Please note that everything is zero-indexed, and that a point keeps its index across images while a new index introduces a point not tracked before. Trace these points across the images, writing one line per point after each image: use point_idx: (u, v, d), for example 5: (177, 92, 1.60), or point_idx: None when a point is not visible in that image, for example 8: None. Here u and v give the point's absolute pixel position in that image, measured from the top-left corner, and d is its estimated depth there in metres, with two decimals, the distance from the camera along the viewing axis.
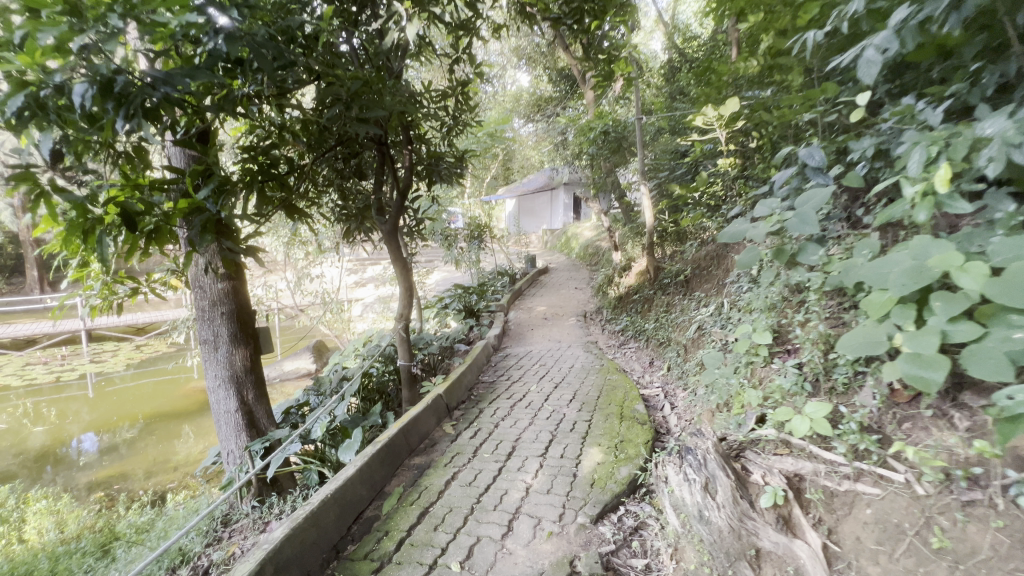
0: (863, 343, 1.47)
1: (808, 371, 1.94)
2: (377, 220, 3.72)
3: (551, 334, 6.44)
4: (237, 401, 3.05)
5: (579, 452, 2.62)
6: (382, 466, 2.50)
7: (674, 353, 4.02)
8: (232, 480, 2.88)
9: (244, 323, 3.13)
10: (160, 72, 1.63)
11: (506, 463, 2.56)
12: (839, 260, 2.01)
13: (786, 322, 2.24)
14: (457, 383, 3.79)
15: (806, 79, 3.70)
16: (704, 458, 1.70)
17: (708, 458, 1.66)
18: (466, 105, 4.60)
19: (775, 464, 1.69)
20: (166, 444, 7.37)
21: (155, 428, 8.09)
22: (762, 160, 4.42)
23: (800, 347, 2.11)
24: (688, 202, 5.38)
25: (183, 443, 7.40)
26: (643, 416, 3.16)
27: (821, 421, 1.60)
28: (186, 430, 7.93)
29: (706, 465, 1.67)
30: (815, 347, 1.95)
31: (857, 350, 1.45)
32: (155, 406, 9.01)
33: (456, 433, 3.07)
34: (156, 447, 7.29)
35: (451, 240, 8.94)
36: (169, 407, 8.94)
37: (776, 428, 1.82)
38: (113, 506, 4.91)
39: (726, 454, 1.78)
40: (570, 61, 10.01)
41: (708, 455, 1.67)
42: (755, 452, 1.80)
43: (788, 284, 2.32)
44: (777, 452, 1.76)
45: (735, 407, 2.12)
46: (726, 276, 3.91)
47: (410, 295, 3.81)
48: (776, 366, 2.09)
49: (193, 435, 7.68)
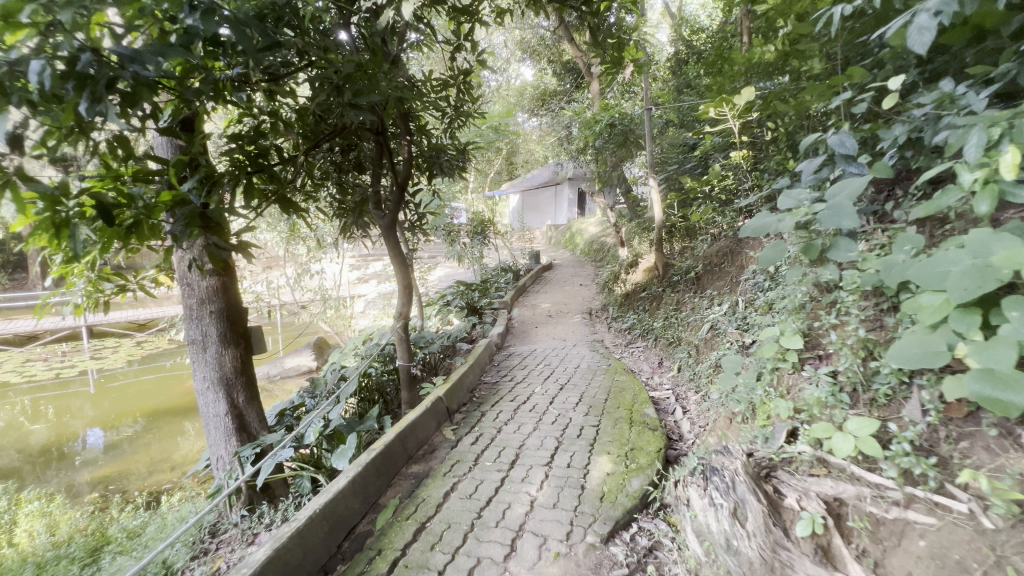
0: (917, 352, 1.30)
1: (843, 380, 1.77)
2: (375, 214, 3.55)
3: (556, 332, 6.26)
4: (227, 405, 2.90)
5: (586, 461, 2.46)
6: (377, 475, 2.35)
7: (686, 353, 3.85)
8: (220, 488, 2.74)
9: (235, 323, 2.98)
10: (126, 49, 1.44)
11: (509, 473, 2.41)
12: (876, 257, 1.84)
13: (814, 325, 2.08)
14: (458, 385, 3.63)
15: (827, 66, 3.50)
16: (733, 481, 1.57)
17: (738, 481, 1.54)
18: (468, 95, 4.42)
19: (811, 488, 1.55)
20: (167, 441, 7.29)
21: (157, 425, 8.02)
22: (778, 152, 4.23)
23: (832, 353, 1.95)
24: (698, 196, 5.20)
25: (183, 442, 7.30)
26: (653, 421, 2.99)
27: (867, 440, 1.43)
28: (185, 428, 7.83)
29: (736, 489, 1.54)
30: (851, 354, 1.78)
31: (911, 362, 1.28)
32: (155, 403, 8.92)
33: (456, 439, 2.92)
34: (157, 444, 7.22)
35: (454, 236, 8.78)
36: (169, 405, 8.84)
37: (810, 446, 1.67)
38: (107, 508, 4.79)
39: (757, 476, 1.65)
40: (576, 53, 9.82)
41: (737, 478, 1.55)
42: (789, 473, 1.66)
43: (816, 283, 2.15)
44: (813, 473, 1.60)
45: (760, 418, 1.96)
46: (740, 273, 3.74)
47: (409, 293, 3.65)
48: (807, 373, 1.92)
49: (195, 432, 7.59)
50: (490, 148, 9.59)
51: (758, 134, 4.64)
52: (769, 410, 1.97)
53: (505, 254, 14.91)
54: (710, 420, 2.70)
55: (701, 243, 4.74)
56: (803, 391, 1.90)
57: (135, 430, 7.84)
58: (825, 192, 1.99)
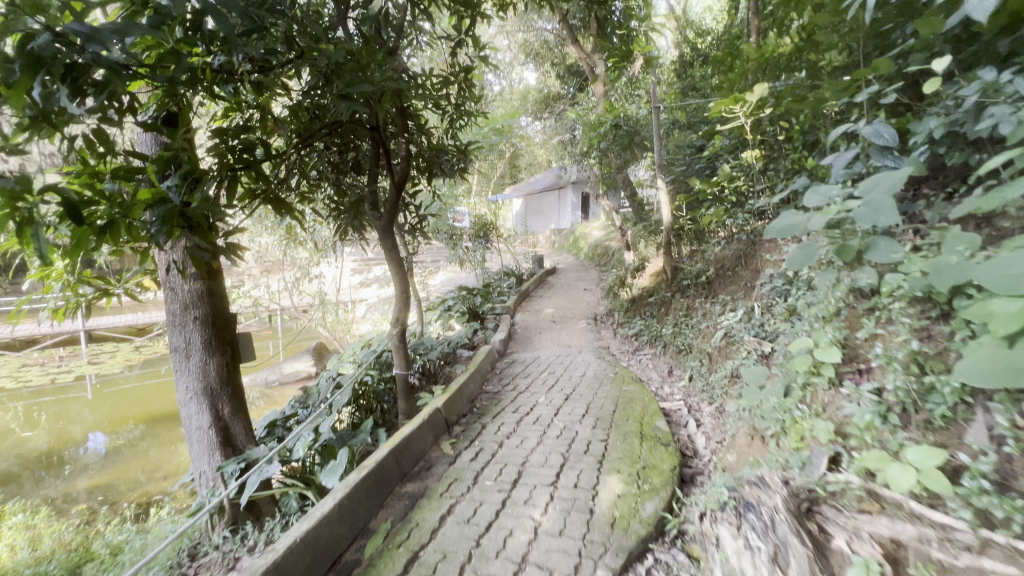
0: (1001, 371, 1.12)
1: (890, 398, 1.59)
2: (371, 215, 3.39)
3: (560, 338, 6.07)
4: (211, 417, 2.73)
5: (595, 481, 2.26)
6: (368, 496, 2.17)
7: (697, 362, 3.66)
8: (201, 506, 2.56)
9: (221, 329, 2.81)
10: (83, 26, 1.25)
11: (511, 493, 2.22)
12: (922, 259, 1.66)
13: (851, 335, 1.89)
14: (457, 395, 3.45)
15: (846, 60, 3.33)
16: (772, 520, 1.42)
17: (777, 521, 1.39)
18: (469, 93, 4.27)
19: (862, 527, 1.36)
20: (163, 448, 7.14)
21: (154, 430, 7.87)
22: (793, 152, 4.05)
23: (874, 367, 1.76)
24: (707, 198, 5.03)
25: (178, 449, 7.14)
26: (666, 435, 2.79)
27: (931, 473, 1.24)
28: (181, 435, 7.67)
29: (775, 530, 1.39)
30: (898, 368, 1.60)
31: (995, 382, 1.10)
32: (152, 409, 8.77)
33: (455, 454, 2.73)
34: (153, 451, 7.06)
35: (456, 240, 8.63)
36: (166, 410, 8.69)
37: (859, 477, 1.49)
38: (94, 521, 4.61)
39: (800, 513, 1.47)
40: (579, 56, 9.72)
41: (777, 517, 1.40)
42: (834, 507, 1.46)
43: (851, 288, 1.96)
44: (863, 509, 1.41)
45: (793, 439, 1.77)
46: (755, 277, 3.55)
47: (406, 298, 3.48)
48: (846, 390, 1.74)
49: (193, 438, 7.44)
50: (492, 151, 9.45)
51: (770, 134, 4.46)
52: (803, 430, 1.78)
53: (508, 258, 14.76)
54: (728, 436, 2.51)
55: (711, 247, 4.56)
56: (843, 410, 1.72)
57: (130, 436, 7.69)
58: (859, 186, 1.80)
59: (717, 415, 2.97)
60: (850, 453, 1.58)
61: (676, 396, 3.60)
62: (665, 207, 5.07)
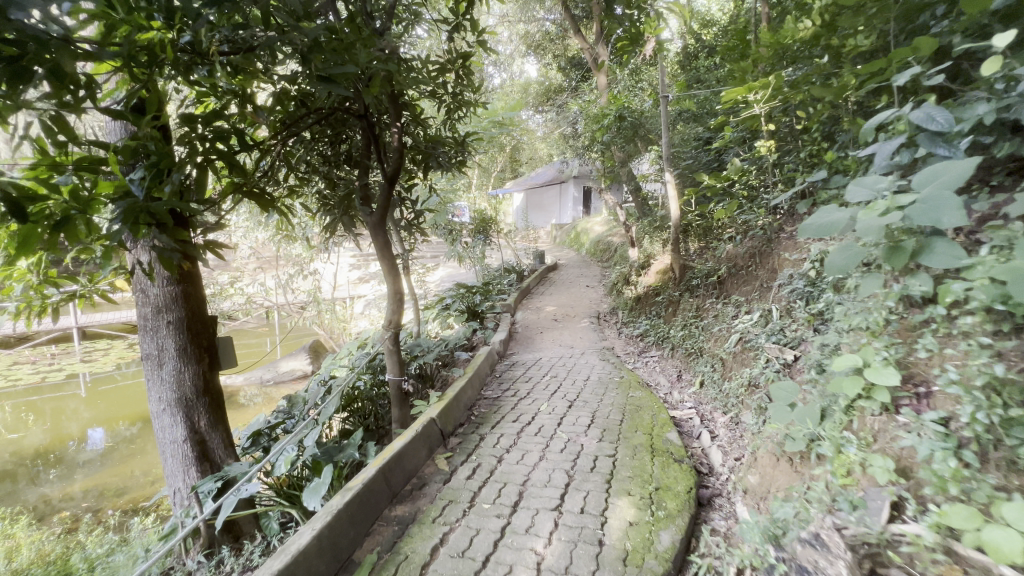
0: None
1: (961, 433, 1.38)
2: (362, 211, 3.15)
3: (563, 338, 5.85)
4: (187, 430, 2.52)
5: (603, 506, 2.06)
6: (354, 523, 1.96)
7: (710, 368, 3.45)
8: (174, 528, 2.36)
9: (197, 335, 2.59)
10: None
11: (512, 520, 2.01)
12: (991, 266, 1.45)
13: (903, 352, 1.68)
14: (454, 403, 3.24)
15: (874, 44, 3.10)
16: None
17: None
18: (467, 81, 4.03)
19: None
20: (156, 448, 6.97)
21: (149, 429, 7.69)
22: (810, 143, 3.82)
23: (934, 391, 1.56)
24: (718, 192, 4.80)
25: None
26: (678, 450, 2.58)
27: None
28: None
29: None
30: (967, 396, 1.38)
31: None
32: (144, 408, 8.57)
33: (450, 470, 2.52)
34: (147, 450, 6.89)
35: (455, 235, 8.40)
36: None
37: (929, 530, 1.29)
38: (77, 529, 4.42)
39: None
40: (582, 46, 9.46)
41: None
42: (905, 570, 1.27)
43: (899, 297, 1.75)
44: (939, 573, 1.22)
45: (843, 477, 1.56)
46: (772, 277, 3.34)
47: (399, 300, 3.27)
48: (903, 420, 1.53)
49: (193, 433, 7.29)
50: (492, 144, 9.19)
51: (785, 124, 4.23)
52: (851, 462, 1.58)
53: (508, 253, 14.52)
54: (750, 454, 2.31)
55: (722, 244, 4.33)
56: (900, 441, 1.51)
57: (121, 437, 7.50)
58: (914, 180, 1.58)
59: (734, 427, 2.76)
60: (914, 499, 1.38)
61: (687, 403, 3.39)
62: (673, 202, 4.84)
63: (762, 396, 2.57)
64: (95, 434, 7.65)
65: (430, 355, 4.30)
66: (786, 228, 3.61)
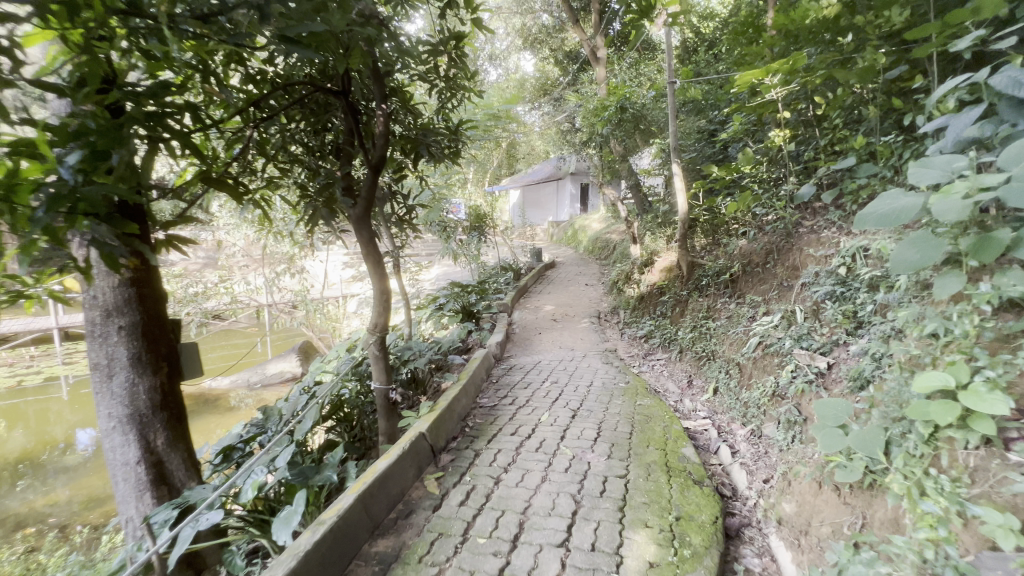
0: None
1: None
2: (344, 202, 2.84)
3: (562, 340, 5.56)
4: (141, 450, 2.22)
5: (616, 542, 1.78)
6: (326, 566, 1.66)
7: (725, 374, 3.18)
8: (123, 565, 2.06)
9: (153, 342, 2.28)
10: None
11: (511, 560, 1.72)
12: None
13: (993, 369, 1.40)
14: (446, 414, 2.94)
15: (907, 19, 2.84)
16: None
17: None
18: (462, 65, 3.75)
19: None
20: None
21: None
22: (830, 131, 3.57)
23: None
24: (727, 185, 4.54)
25: None
26: (697, 470, 2.31)
27: None
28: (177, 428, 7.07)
29: None
30: None
31: None
32: None
33: (441, 495, 2.23)
34: None
35: (450, 232, 8.10)
36: None
37: None
38: (40, 549, 4.08)
39: None
40: (580, 38, 9.22)
41: None
42: None
43: (986, 300, 1.47)
44: None
45: (939, 532, 1.27)
46: (794, 275, 3.06)
47: (385, 300, 2.97)
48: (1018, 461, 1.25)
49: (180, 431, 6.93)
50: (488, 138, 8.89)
51: (801, 112, 3.98)
52: (946, 511, 1.29)
53: (504, 251, 14.21)
54: (784, 477, 2.03)
55: (733, 240, 4.06)
56: (1011, 485, 1.23)
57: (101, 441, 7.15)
58: (1000, 160, 1.31)
59: (757, 442, 2.49)
60: None
61: (702, 412, 3.13)
62: (681, 194, 4.54)
63: (792, 409, 2.30)
64: (85, 435, 7.33)
65: (422, 359, 4.00)
66: (807, 222, 3.35)
